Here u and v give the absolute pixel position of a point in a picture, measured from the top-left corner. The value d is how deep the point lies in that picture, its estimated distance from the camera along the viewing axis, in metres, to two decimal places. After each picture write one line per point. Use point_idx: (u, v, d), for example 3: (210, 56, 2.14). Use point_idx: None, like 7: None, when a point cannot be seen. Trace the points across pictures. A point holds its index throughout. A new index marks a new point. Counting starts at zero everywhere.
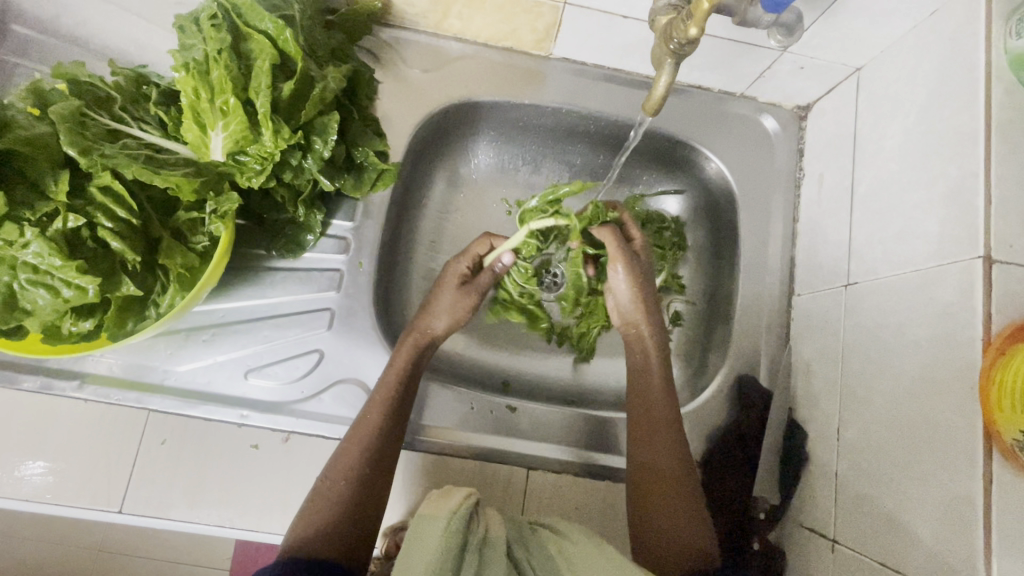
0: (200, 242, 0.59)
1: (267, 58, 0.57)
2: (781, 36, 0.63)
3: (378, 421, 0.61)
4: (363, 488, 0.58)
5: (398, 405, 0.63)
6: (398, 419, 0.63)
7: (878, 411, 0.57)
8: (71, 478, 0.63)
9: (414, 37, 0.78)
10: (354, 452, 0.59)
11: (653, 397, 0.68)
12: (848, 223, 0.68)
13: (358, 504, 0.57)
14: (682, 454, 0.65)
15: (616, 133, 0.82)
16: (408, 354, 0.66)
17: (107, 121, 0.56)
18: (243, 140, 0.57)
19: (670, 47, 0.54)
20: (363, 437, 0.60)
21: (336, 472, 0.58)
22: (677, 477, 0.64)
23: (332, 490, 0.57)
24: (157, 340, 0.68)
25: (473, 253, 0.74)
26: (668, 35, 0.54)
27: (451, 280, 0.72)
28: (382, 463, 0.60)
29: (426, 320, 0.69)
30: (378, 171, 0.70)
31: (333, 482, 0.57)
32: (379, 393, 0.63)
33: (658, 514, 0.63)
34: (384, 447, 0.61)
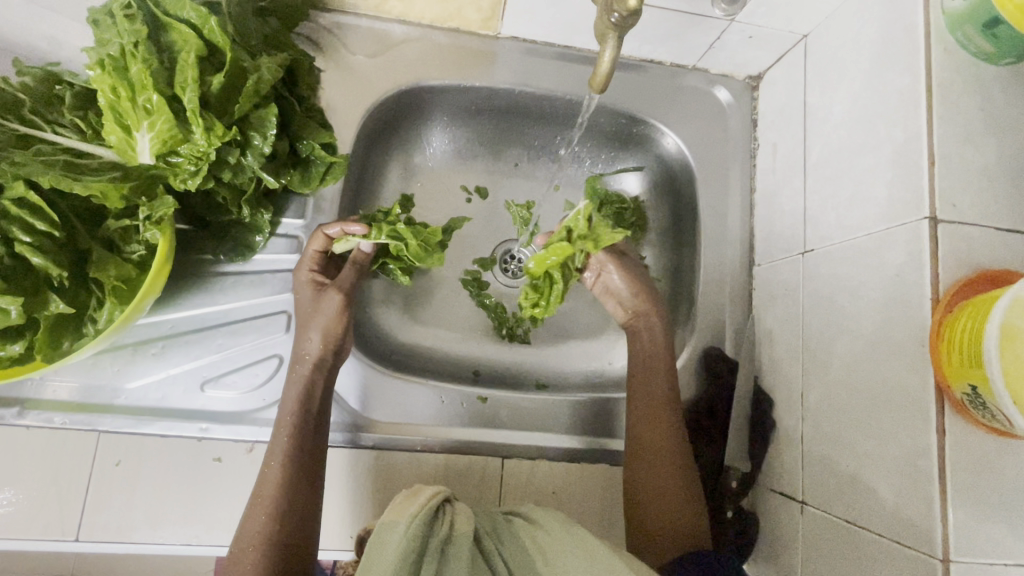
0: (135, 251, 0.55)
1: (191, 50, 0.53)
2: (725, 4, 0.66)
3: (282, 469, 0.57)
4: (280, 543, 0.54)
5: (299, 445, 0.59)
6: (306, 461, 0.58)
7: (838, 374, 0.58)
8: (21, 509, 0.60)
9: (354, 21, 0.74)
10: (262, 510, 0.55)
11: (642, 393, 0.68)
12: (802, 191, 0.68)
13: (279, 561, 0.54)
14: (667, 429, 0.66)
15: (570, 113, 0.80)
16: (302, 388, 0.61)
17: (18, 127, 0.52)
18: (173, 140, 0.53)
19: (611, 20, 0.51)
20: (267, 492, 0.56)
21: (248, 536, 0.54)
22: (659, 451, 0.65)
23: (244, 555, 0.54)
24: (101, 357, 0.64)
25: (311, 253, 0.67)
26: (609, 7, 0.51)
27: (308, 296, 0.65)
28: (297, 512, 0.56)
29: (300, 343, 0.63)
30: (327, 164, 0.68)
31: (243, 547, 0.54)
32: (276, 439, 0.59)
33: (637, 483, 0.65)
34: (291, 497, 0.56)
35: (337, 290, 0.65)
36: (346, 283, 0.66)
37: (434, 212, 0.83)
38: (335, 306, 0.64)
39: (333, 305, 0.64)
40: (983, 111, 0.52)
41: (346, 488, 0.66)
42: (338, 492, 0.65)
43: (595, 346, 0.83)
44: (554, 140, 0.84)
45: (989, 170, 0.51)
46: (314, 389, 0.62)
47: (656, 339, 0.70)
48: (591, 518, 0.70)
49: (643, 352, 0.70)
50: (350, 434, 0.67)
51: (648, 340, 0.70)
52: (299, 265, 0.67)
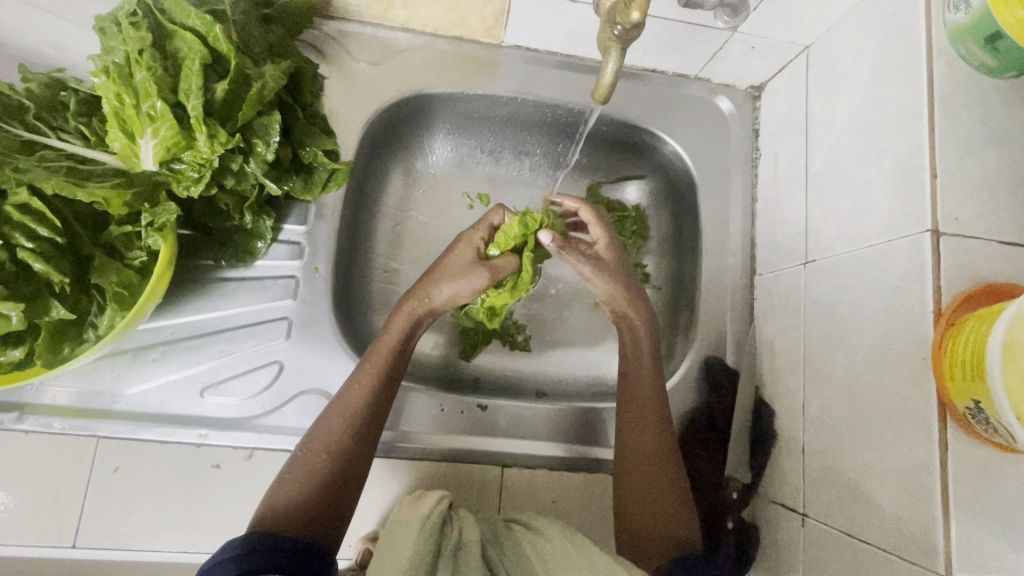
0: (137, 257, 0.54)
1: (196, 58, 0.53)
2: (727, 17, 0.65)
3: (368, 391, 0.60)
4: (347, 459, 0.57)
5: (388, 374, 0.62)
6: (389, 389, 0.61)
7: (839, 385, 0.58)
8: (18, 514, 0.60)
9: (358, 29, 0.75)
10: (340, 423, 0.58)
11: (644, 403, 0.66)
12: (803, 202, 0.68)
13: (341, 475, 0.56)
14: (662, 443, 0.65)
15: (573, 121, 0.80)
16: (404, 322, 0.64)
17: (21, 133, 0.52)
18: (176, 147, 0.53)
19: (615, 33, 0.52)
20: (352, 408, 0.59)
21: (318, 442, 0.57)
22: (656, 465, 0.64)
23: (314, 461, 0.56)
24: (101, 362, 0.64)
25: (489, 224, 0.70)
26: (612, 20, 0.52)
27: (467, 253, 0.68)
28: (369, 435, 0.59)
29: (428, 290, 0.65)
30: (329, 171, 0.68)
31: (314, 452, 0.56)
32: (369, 361, 0.62)
33: (632, 492, 0.64)
34: (365, 421, 0.59)
35: (489, 270, 0.67)
36: (500, 270, 0.68)
37: (436, 219, 0.84)
38: (475, 284, 0.66)
39: (474, 284, 0.66)
40: (984, 124, 0.52)
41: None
42: None
43: (595, 354, 0.83)
44: (557, 149, 0.84)
45: (991, 184, 0.51)
46: (416, 328, 0.65)
47: (637, 346, 0.68)
48: (590, 528, 0.69)
49: (626, 370, 0.69)
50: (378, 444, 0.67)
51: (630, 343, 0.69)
52: (475, 228, 0.70)
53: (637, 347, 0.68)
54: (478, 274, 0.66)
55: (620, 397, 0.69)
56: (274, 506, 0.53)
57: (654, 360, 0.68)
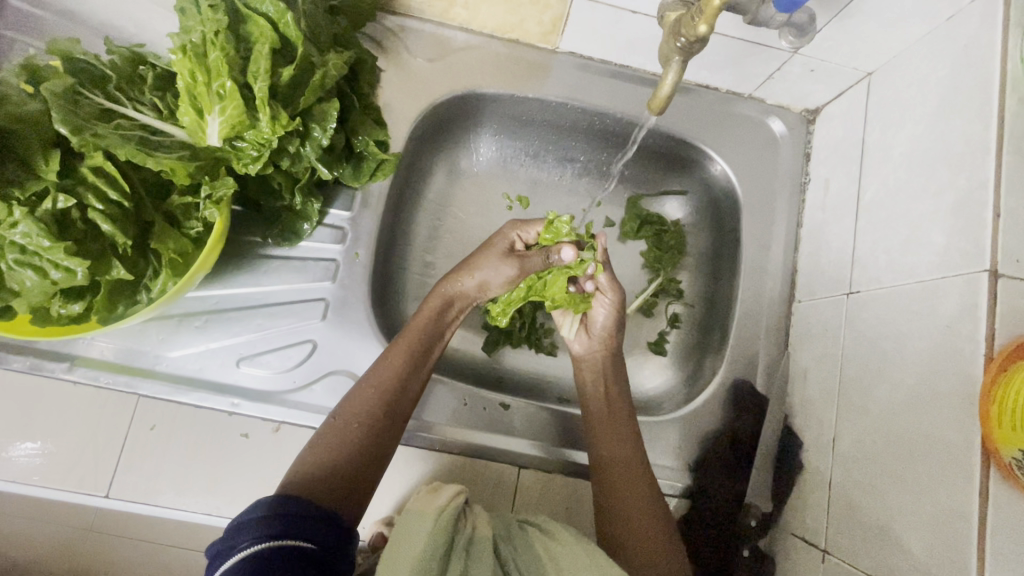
0: (194, 228, 0.56)
1: (267, 43, 0.56)
2: (792, 37, 0.61)
3: (402, 367, 0.62)
4: (375, 433, 0.58)
5: (422, 355, 0.64)
6: (422, 369, 0.63)
7: (874, 421, 0.56)
8: (59, 460, 0.63)
9: (418, 25, 0.77)
10: (372, 395, 0.60)
11: (623, 435, 0.66)
12: (852, 230, 0.67)
13: (369, 448, 0.57)
14: (640, 472, 0.64)
15: (620, 131, 0.81)
16: (439, 306, 0.68)
17: (102, 101, 0.53)
18: (240, 125, 0.55)
19: (677, 44, 0.52)
20: (384, 381, 0.61)
21: (350, 411, 0.59)
22: (636, 497, 0.63)
23: (343, 430, 0.57)
24: (149, 324, 0.67)
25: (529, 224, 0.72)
26: (675, 31, 0.52)
27: (502, 246, 0.71)
28: (399, 412, 0.60)
29: (462, 276, 0.69)
30: (378, 161, 0.70)
31: (345, 422, 0.58)
32: (404, 339, 0.64)
33: (620, 524, 0.62)
34: (398, 397, 0.61)
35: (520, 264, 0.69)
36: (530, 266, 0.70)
37: (475, 217, 0.85)
38: (505, 276, 0.69)
39: (505, 274, 0.69)
40: None
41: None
42: None
43: None
44: (602, 157, 0.85)
45: None
46: (450, 313, 0.68)
47: (612, 375, 0.72)
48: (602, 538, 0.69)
49: (597, 400, 0.69)
50: None
51: (604, 375, 0.71)
52: (514, 226, 0.72)
53: (605, 375, 0.72)
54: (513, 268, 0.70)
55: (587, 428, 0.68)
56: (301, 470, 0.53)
57: (621, 395, 0.70)
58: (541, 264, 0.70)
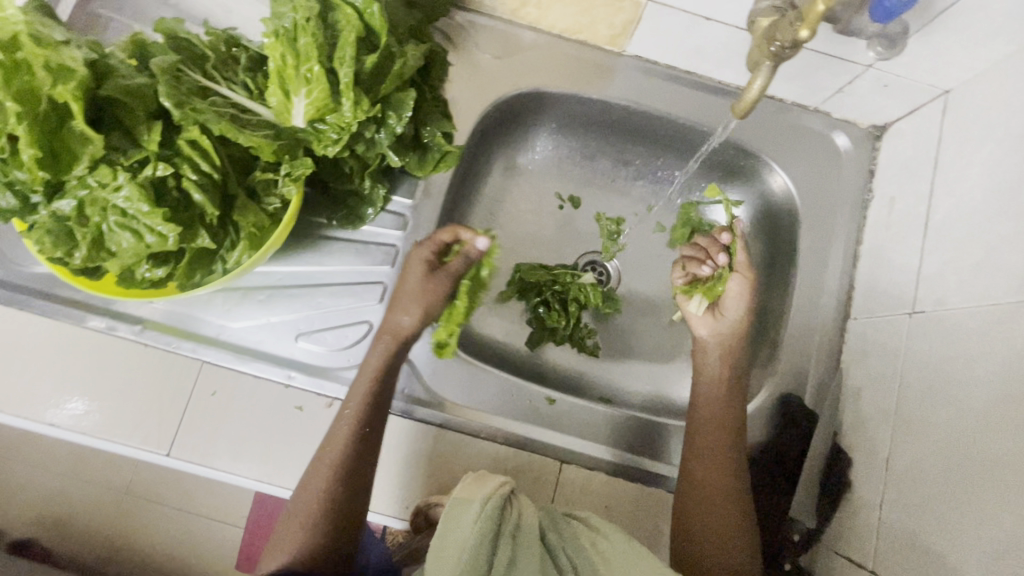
0: (272, 203, 0.59)
1: (353, 30, 0.57)
2: (882, 48, 0.62)
3: (350, 434, 0.62)
4: (338, 500, 0.61)
5: (371, 419, 0.63)
6: (372, 432, 0.63)
7: (934, 444, 0.55)
8: (126, 417, 0.66)
9: (488, 22, 0.79)
10: (326, 465, 0.62)
11: (722, 433, 0.67)
12: (918, 250, 0.66)
13: (337, 512, 0.61)
14: (731, 473, 0.65)
15: (680, 136, 0.81)
16: (381, 358, 0.65)
17: (199, 78, 0.56)
18: (324, 108, 0.57)
19: (771, 48, 0.52)
20: (334, 451, 0.62)
21: (312, 481, 0.62)
22: (722, 498, 0.64)
23: (308, 501, 0.61)
24: (216, 295, 0.71)
25: (439, 240, 0.69)
26: (770, 36, 0.52)
27: (420, 267, 0.68)
28: (357, 477, 0.62)
29: (398, 313, 0.66)
30: (442, 152, 0.71)
31: (308, 493, 0.61)
32: (349, 402, 0.63)
33: (698, 524, 0.63)
34: (356, 464, 0.62)
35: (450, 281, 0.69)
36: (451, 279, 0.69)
37: (528, 214, 0.87)
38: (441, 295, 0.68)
39: (439, 288, 0.68)
40: None
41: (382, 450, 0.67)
42: (400, 463, 0.68)
43: (664, 371, 0.83)
44: (658, 162, 0.85)
45: None
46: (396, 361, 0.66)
47: (727, 368, 0.70)
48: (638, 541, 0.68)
49: (707, 407, 0.68)
50: (441, 414, 0.70)
51: (719, 368, 0.71)
52: (423, 243, 0.69)
53: (727, 363, 0.71)
54: (421, 280, 0.67)
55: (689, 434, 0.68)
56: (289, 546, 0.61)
57: (731, 388, 0.69)
58: (464, 265, 0.70)
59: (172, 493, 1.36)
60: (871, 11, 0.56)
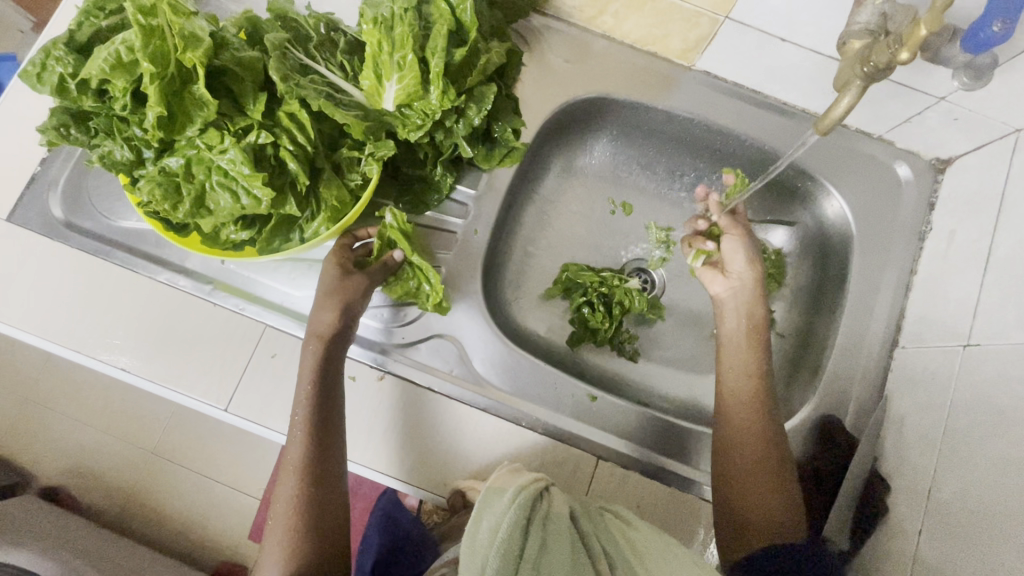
0: (353, 180, 0.62)
1: (445, 24, 0.61)
2: (967, 78, 0.62)
3: (303, 438, 0.63)
4: (312, 504, 0.63)
5: (313, 419, 0.64)
6: (320, 432, 0.64)
7: (982, 476, 0.55)
8: (189, 369, 0.70)
9: (563, 27, 0.81)
10: (293, 472, 0.63)
11: (749, 389, 0.69)
12: (977, 284, 0.66)
13: (314, 515, 0.63)
14: (768, 431, 0.67)
15: (740, 153, 0.83)
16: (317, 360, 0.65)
17: (302, 57, 0.59)
18: (414, 95, 0.60)
19: (864, 69, 0.53)
20: (296, 457, 0.63)
21: (284, 491, 0.63)
22: (760, 450, 0.65)
23: (285, 510, 0.62)
24: (284, 263, 0.74)
25: (344, 245, 0.69)
26: (865, 58, 0.53)
27: (331, 275, 0.67)
28: (320, 475, 0.63)
29: (317, 319, 0.66)
30: (508, 148, 0.74)
31: (282, 502, 0.63)
32: (297, 409, 0.65)
33: (735, 472, 0.65)
34: (317, 465, 0.63)
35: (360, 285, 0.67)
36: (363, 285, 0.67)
37: (580, 216, 0.89)
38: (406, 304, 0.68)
39: (357, 295, 0.67)
40: None
41: (427, 428, 0.70)
42: (442, 441, 0.70)
43: (701, 382, 0.84)
44: (715, 177, 0.87)
45: None
46: (330, 359, 0.66)
47: (749, 319, 0.74)
48: None
49: (728, 366, 0.72)
50: (486, 401, 0.71)
51: (738, 319, 0.74)
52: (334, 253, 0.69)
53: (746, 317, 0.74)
54: (336, 279, 0.67)
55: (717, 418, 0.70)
56: (272, 544, 0.61)
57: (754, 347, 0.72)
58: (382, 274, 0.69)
59: (196, 455, 1.40)
60: (962, 43, 0.58)
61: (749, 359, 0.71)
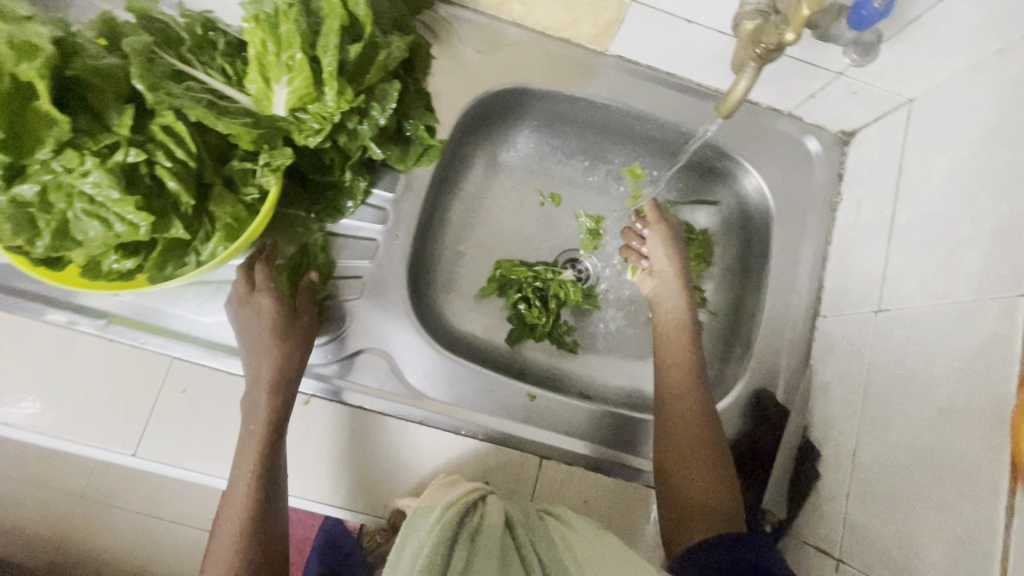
0: (250, 193, 0.58)
1: (336, 18, 0.56)
2: (856, 55, 0.63)
3: (255, 466, 0.58)
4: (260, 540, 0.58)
5: (266, 445, 0.59)
6: (274, 459, 0.60)
7: (899, 436, 0.58)
8: (87, 416, 0.63)
9: (472, 17, 0.78)
10: (241, 506, 0.58)
11: (688, 378, 0.70)
12: (884, 251, 0.69)
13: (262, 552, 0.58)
14: (706, 418, 0.68)
15: (660, 137, 0.83)
16: (268, 385, 0.61)
17: (173, 61, 0.54)
18: (307, 98, 0.56)
19: (756, 51, 0.53)
20: (245, 488, 0.58)
21: (228, 529, 0.57)
22: (700, 441, 0.66)
23: (228, 550, 0.57)
24: (187, 288, 0.68)
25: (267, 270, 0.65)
26: (756, 39, 0.53)
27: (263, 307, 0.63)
28: (269, 508, 0.59)
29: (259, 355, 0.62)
30: (425, 145, 0.70)
31: (226, 541, 0.57)
32: (246, 436, 0.59)
33: (679, 466, 0.66)
34: (267, 495, 0.59)
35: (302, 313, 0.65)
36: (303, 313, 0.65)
37: (508, 211, 0.87)
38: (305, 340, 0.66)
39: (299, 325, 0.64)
40: None
41: (360, 449, 0.66)
42: (378, 461, 0.66)
43: (641, 367, 0.84)
44: (639, 162, 0.86)
45: None
46: (281, 381, 0.62)
47: (679, 310, 0.76)
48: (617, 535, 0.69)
49: (670, 354, 0.73)
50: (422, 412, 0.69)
51: (671, 309, 0.76)
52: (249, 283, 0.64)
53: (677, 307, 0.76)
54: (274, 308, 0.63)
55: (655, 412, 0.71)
56: None
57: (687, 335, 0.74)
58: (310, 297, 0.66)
59: (126, 496, 1.29)
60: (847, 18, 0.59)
61: (681, 347, 0.73)
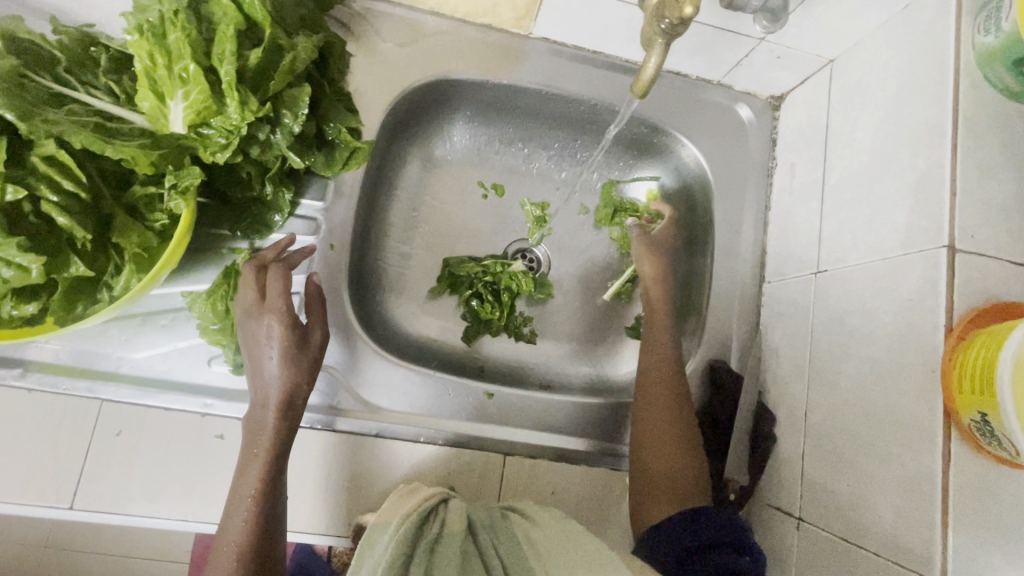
0: (158, 221, 0.53)
1: (231, 23, 0.53)
2: (766, 22, 0.65)
3: (265, 471, 0.55)
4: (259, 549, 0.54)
5: (275, 452, 0.56)
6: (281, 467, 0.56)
7: (844, 393, 0.59)
8: (13, 472, 0.59)
9: (388, 10, 0.75)
10: (244, 511, 0.54)
11: (663, 353, 0.70)
12: (819, 212, 0.70)
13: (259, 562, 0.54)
14: (673, 395, 0.68)
15: (594, 118, 0.81)
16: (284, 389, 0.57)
17: (50, 84, 0.51)
18: (206, 111, 0.52)
19: (661, 27, 0.53)
20: (249, 493, 0.55)
21: (226, 538, 0.54)
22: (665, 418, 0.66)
23: (223, 557, 0.53)
24: (110, 324, 0.63)
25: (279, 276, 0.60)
26: (658, 16, 0.53)
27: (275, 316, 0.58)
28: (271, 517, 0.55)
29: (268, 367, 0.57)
30: (351, 149, 0.66)
31: (223, 548, 0.54)
32: (255, 438, 0.56)
33: (651, 446, 0.65)
34: (269, 502, 0.56)
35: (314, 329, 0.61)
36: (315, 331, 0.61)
37: (450, 207, 0.84)
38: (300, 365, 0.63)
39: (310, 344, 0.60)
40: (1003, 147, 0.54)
41: (315, 471, 0.64)
42: (336, 480, 0.64)
43: (600, 351, 0.84)
44: (577, 145, 0.85)
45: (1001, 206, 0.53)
46: (298, 388, 0.58)
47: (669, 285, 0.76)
48: (587, 522, 0.69)
49: (659, 327, 0.73)
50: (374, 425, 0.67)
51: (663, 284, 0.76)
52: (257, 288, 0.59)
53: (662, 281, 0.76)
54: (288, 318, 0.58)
55: (638, 391, 0.69)
56: None
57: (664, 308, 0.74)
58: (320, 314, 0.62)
59: (92, 539, 1.20)
60: None
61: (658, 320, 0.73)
